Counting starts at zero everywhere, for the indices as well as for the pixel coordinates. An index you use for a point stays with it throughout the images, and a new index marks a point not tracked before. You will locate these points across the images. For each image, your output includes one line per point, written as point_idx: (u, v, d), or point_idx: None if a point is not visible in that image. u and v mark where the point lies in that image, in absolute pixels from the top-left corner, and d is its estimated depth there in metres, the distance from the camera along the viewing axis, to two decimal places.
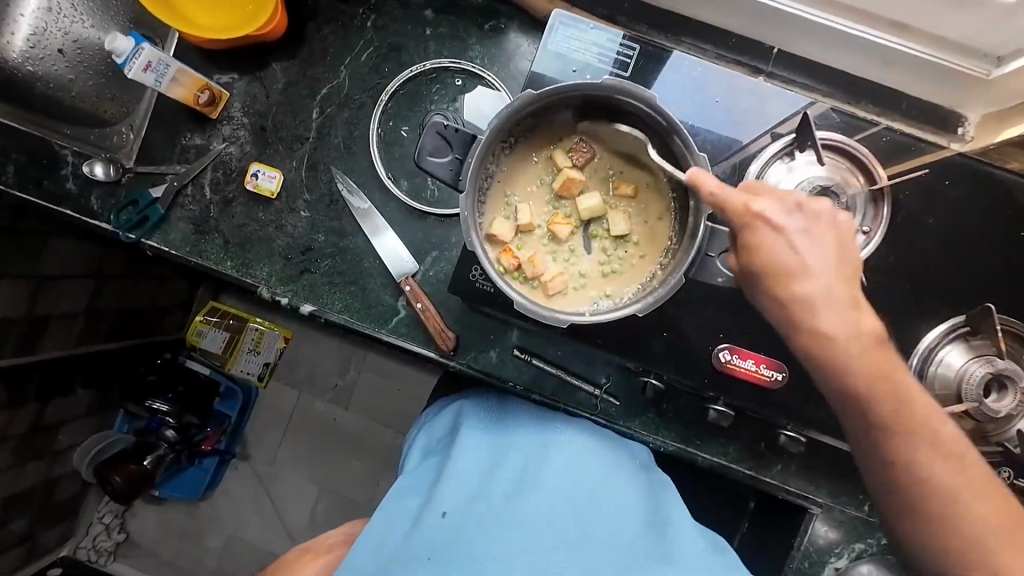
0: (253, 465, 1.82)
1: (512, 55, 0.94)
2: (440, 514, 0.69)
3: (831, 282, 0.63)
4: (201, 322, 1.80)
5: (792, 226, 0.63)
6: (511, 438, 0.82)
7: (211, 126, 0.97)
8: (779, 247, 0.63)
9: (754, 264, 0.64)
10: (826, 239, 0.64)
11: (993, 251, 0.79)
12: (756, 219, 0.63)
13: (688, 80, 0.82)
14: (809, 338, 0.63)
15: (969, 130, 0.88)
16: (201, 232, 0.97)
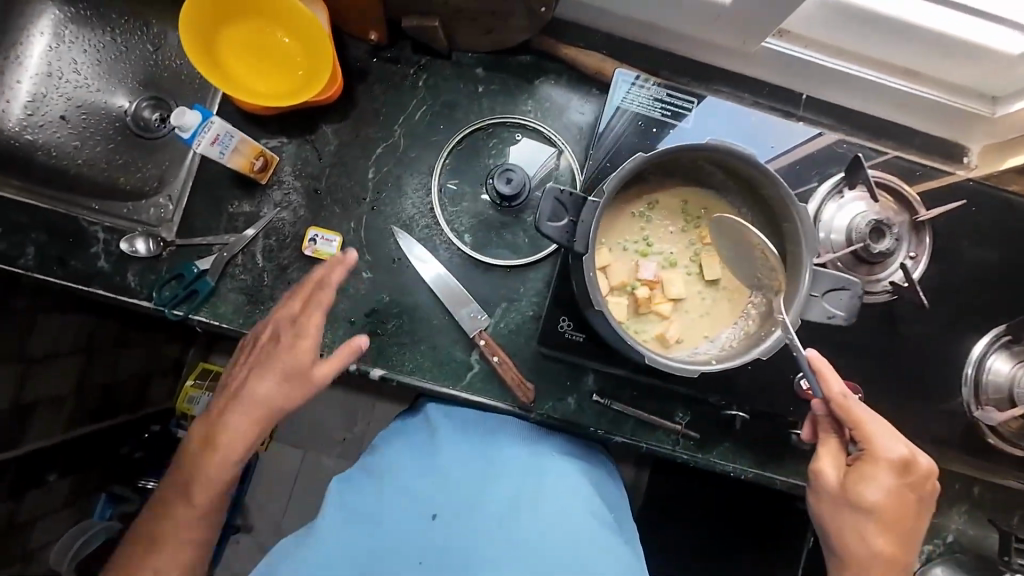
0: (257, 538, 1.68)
1: (564, 108, 0.98)
2: (428, 515, 0.77)
3: (898, 521, 0.73)
4: (191, 387, 1.58)
5: (889, 483, 0.72)
6: (500, 452, 0.86)
7: (260, 192, 0.94)
8: (872, 491, 0.72)
9: (849, 485, 0.74)
10: (906, 500, 0.74)
11: (1013, 266, 0.89)
12: (874, 462, 0.73)
13: (741, 128, 0.90)
14: (850, 537, 0.74)
15: (973, 159, 0.98)
16: (256, 302, 0.92)
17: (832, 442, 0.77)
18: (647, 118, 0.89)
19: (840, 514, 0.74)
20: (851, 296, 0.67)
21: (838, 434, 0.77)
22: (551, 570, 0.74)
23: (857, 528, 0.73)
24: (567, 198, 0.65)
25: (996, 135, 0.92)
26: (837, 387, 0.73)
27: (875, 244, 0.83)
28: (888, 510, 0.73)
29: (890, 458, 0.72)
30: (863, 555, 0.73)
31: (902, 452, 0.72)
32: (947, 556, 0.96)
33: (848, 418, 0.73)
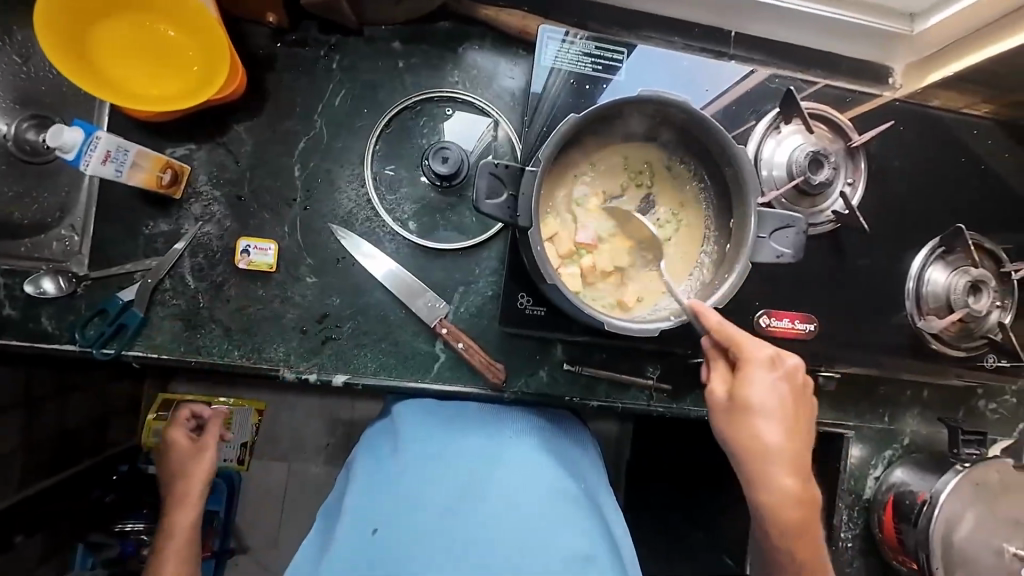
0: (257, 556, 1.65)
1: (493, 75, 0.92)
2: (371, 530, 0.70)
3: (790, 423, 0.67)
4: (153, 420, 1.51)
5: (772, 383, 0.67)
6: (454, 446, 0.79)
7: (176, 208, 0.85)
8: (755, 394, 0.67)
9: (736, 397, 0.68)
10: (795, 408, 0.67)
11: (941, 178, 0.93)
12: (750, 365, 0.67)
13: (677, 74, 0.87)
14: (749, 457, 0.67)
15: (898, 79, 0.99)
16: (195, 327, 0.86)
17: (717, 363, 0.71)
18: (579, 75, 0.85)
19: (734, 434, 0.68)
20: (796, 231, 0.68)
21: (718, 352, 0.72)
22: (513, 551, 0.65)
23: (750, 440, 0.67)
24: (504, 172, 0.62)
25: (917, 52, 0.94)
26: (714, 315, 0.68)
27: (814, 176, 0.85)
28: (776, 414, 0.66)
29: (761, 359, 0.67)
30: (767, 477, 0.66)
31: (767, 349, 0.68)
32: (903, 458, 1.04)
33: (722, 334, 0.68)
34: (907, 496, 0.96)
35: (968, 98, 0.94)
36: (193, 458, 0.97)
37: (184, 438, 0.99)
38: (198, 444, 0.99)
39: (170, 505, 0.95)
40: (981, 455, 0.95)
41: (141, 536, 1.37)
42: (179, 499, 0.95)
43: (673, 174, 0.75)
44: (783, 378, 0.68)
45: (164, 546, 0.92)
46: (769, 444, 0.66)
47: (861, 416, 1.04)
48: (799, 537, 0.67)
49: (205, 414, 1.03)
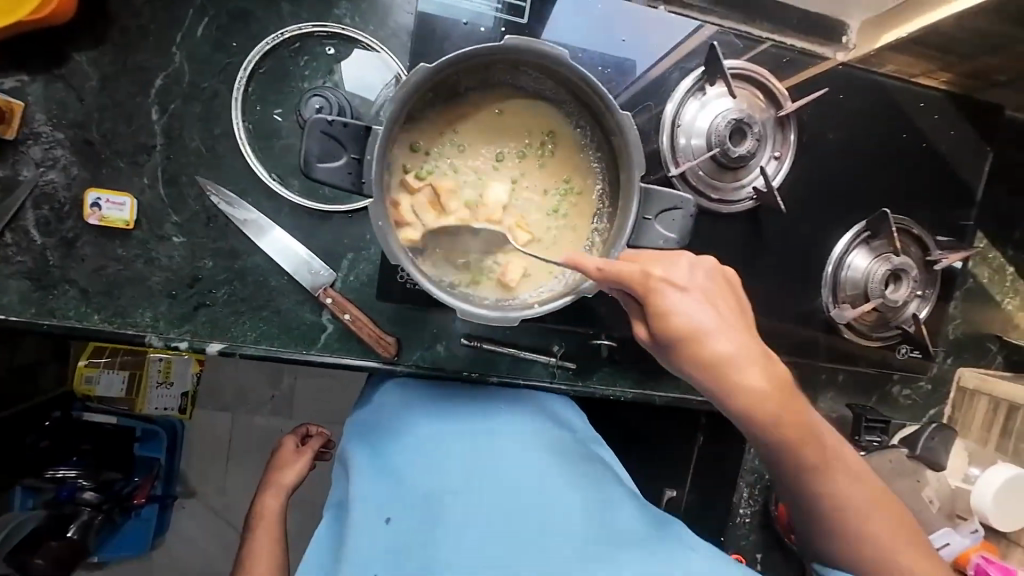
0: (202, 498, 1.58)
1: (386, 7, 0.80)
2: (382, 519, 0.70)
3: (733, 327, 0.60)
4: (86, 367, 1.45)
5: (692, 292, 0.59)
6: (444, 434, 0.79)
7: (11, 151, 0.74)
8: (676, 311, 0.58)
9: (666, 339, 0.59)
10: (715, 303, 0.60)
11: (867, 158, 0.87)
12: (658, 285, 0.58)
13: (594, 20, 0.79)
14: (711, 378, 0.60)
15: (852, 37, 0.87)
16: (45, 287, 0.77)
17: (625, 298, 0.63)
18: (478, 17, 0.76)
19: (673, 356, 0.61)
20: (683, 215, 0.62)
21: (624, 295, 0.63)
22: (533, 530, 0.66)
23: (694, 361, 0.59)
24: (339, 131, 0.53)
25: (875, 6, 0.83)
26: (592, 263, 0.58)
27: (735, 147, 0.77)
28: (714, 316, 0.59)
29: (649, 278, 0.58)
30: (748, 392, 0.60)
31: (654, 269, 0.58)
32: None
33: (612, 280, 0.58)
34: None
35: (922, 65, 0.85)
36: (292, 463, 0.96)
37: (293, 446, 0.98)
38: (302, 450, 0.99)
39: (260, 489, 0.93)
40: (880, 443, 0.95)
41: (77, 480, 1.36)
42: (275, 486, 0.94)
43: (566, 141, 0.67)
44: (693, 283, 0.60)
45: (256, 525, 0.90)
46: (734, 357, 0.59)
47: None
48: (801, 430, 0.62)
49: (315, 433, 1.02)
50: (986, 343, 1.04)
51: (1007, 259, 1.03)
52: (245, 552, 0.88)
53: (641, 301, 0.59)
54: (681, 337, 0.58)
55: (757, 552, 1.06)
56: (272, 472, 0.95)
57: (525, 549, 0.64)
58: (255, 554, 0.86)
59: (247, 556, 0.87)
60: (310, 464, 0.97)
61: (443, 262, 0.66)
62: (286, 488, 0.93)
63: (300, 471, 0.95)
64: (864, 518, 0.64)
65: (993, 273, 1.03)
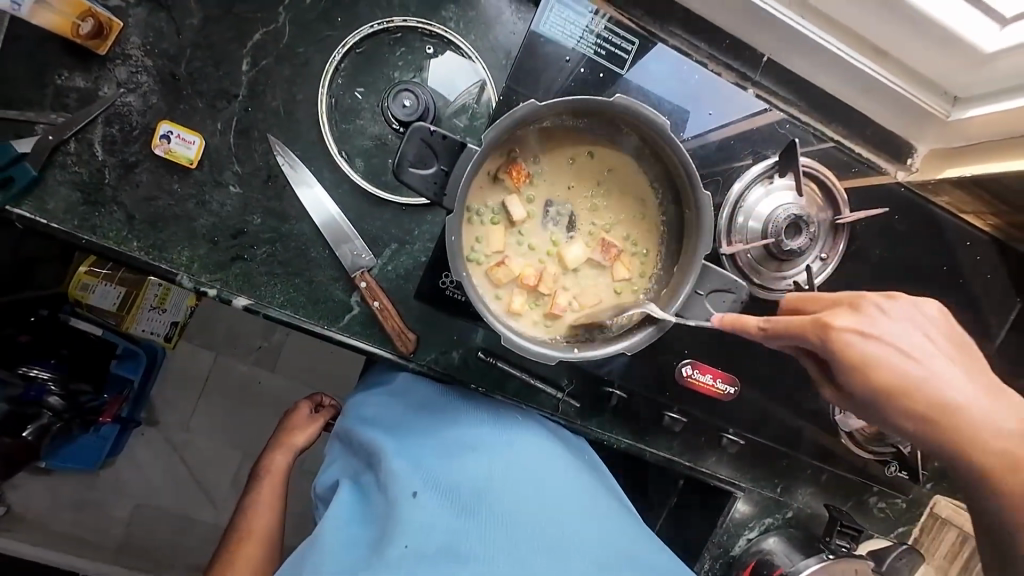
0: (165, 430, 1.57)
1: (492, 23, 0.82)
2: (411, 494, 0.70)
3: (953, 369, 0.57)
4: (84, 273, 1.38)
5: (892, 329, 0.57)
6: (469, 436, 0.82)
7: (97, 65, 0.74)
8: (870, 347, 0.56)
9: (861, 388, 0.57)
10: (927, 330, 0.58)
11: (903, 278, 0.90)
12: (843, 337, 0.57)
13: (686, 84, 0.82)
14: (922, 428, 0.56)
15: (916, 161, 0.92)
16: (94, 203, 0.77)
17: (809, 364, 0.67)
18: (578, 56, 0.78)
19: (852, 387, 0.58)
20: (733, 299, 0.65)
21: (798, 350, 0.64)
22: (558, 546, 0.71)
23: (879, 391, 0.57)
24: (438, 143, 0.55)
25: (946, 139, 0.87)
26: (752, 321, 0.62)
27: (788, 241, 0.79)
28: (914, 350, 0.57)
29: (825, 326, 0.58)
30: (974, 433, 0.55)
31: (835, 318, 0.58)
32: (780, 528, 1.04)
33: (775, 331, 0.60)
34: (766, 565, 0.97)
35: (974, 205, 0.89)
36: (304, 427, 1.02)
37: (305, 413, 1.04)
38: (314, 418, 1.04)
39: (270, 445, 0.99)
40: (848, 549, 0.97)
41: (46, 383, 1.29)
42: (285, 444, 0.99)
43: (637, 195, 0.70)
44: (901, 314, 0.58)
45: (263, 478, 0.95)
46: (966, 406, 0.55)
47: (757, 482, 1.03)
48: None
49: (327, 404, 1.07)
50: None
51: None
52: (248, 501, 0.93)
53: (830, 351, 0.58)
54: (883, 391, 0.57)
55: None
56: (283, 432, 1.01)
57: (552, 560, 0.69)
58: (257, 503, 0.92)
59: (251, 504, 0.93)
60: (321, 431, 1.03)
61: (501, 280, 0.67)
62: (295, 449, 0.99)
63: (311, 437, 1.01)
64: None
65: None
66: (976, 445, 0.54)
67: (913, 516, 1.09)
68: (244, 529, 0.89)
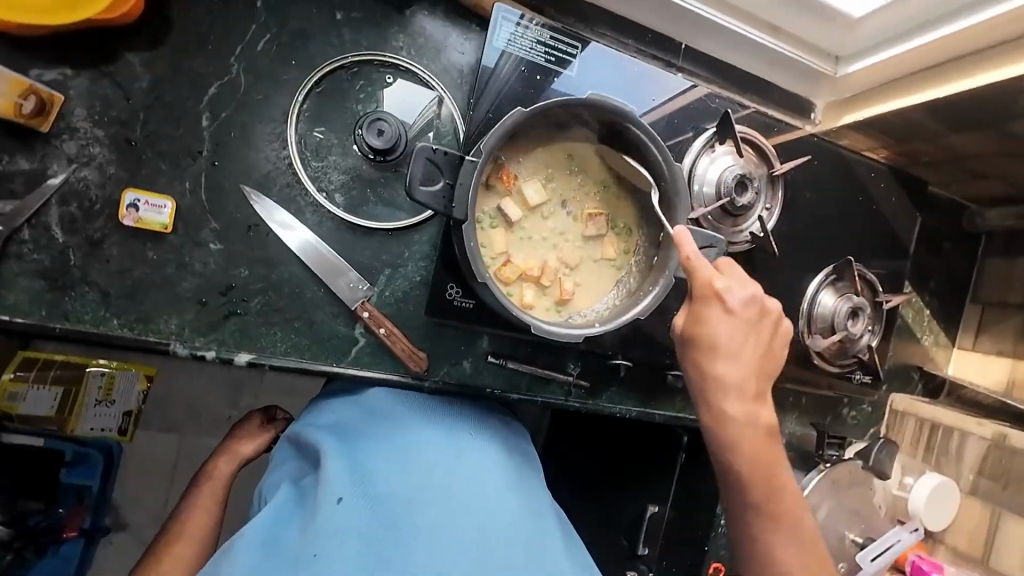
0: (136, 533, 1.41)
1: (441, 46, 0.87)
2: (337, 498, 0.68)
3: (745, 360, 0.71)
4: (9, 381, 1.25)
5: (738, 300, 0.70)
6: (418, 441, 0.78)
7: (42, 144, 0.71)
8: (711, 312, 0.70)
9: (687, 335, 0.72)
10: (756, 334, 0.71)
11: (831, 214, 1.05)
12: (707, 297, 0.70)
13: (628, 77, 0.91)
14: (699, 383, 0.72)
15: (818, 115, 1.08)
16: (61, 289, 0.72)
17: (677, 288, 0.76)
18: (530, 65, 0.85)
19: (688, 318, 0.72)
20: (716, 251, 0.76)
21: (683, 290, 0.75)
22: (480, 555, 0.65)
23: (701, 335, 0.71)
24: (442, 160, 0.59)
25: (838, 92, 1.03)
26: (688, 250, 0.68)
27: (739, 198, 0.90)
28: (737, 352, 0.70)
29: (707, 286, 0.69)
30: (725, 405, 0.71)
31: (716, 279, 0.69)
32: None
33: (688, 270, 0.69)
34: None
35: (869, 143, 1.07)
36: (253, 437, 1.01)
37: (256, 422, 1.03)
38: (265, 429, 1.03)
39: (216, 449, 0.98)
40: (838, 456, 1.10)
41: None
42: (231, 453, 0.98)
43: (613, 179, 0.77)
44: (755, 306, 0.71)
45: (203, 485, 0.95)
46: (731, 384, 0.71)
47: None
48: (769, 482, 0.72)
49: (281, 417, 1.05)
50: (912, 372, 1.30)
51: (923, 301, 1.29)
52: (186, 503, 0.93)
53: (693, 296, 0.71)
54: (705, 346, 0.71)
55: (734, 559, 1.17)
56: (231, 439, 1.00)
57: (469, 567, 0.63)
58: (193, 508, 0.92)
59: (186, 508, 0.92)
60: (270, 443, 1.01)
61: (511, 277, 0.73)
62: (240, 458, 0.97)
63: (259, 447, 1.00)
64: (779, 518, 0.73)
65: (915, 313, 1.29)
66: (732, 433, 0.72)
67: (878, 416, 1.27)
68: (174, 532, 0.89)
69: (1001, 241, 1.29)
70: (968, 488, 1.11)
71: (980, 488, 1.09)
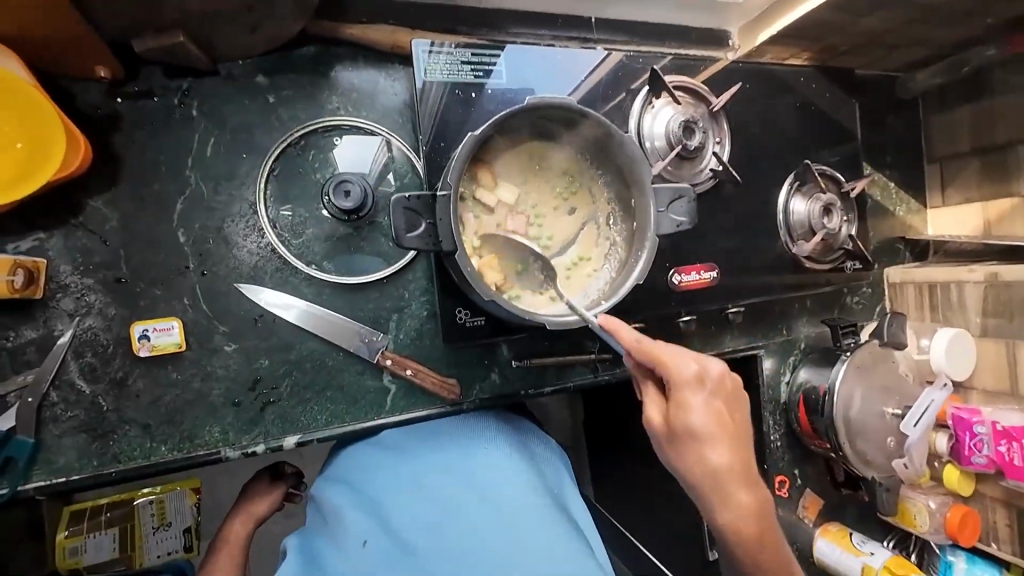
0: None
1: (374, 93, 0.89)
2: (359, 542, 0.70)
3: (749, 473, 0.74)
4: (66, 539, 1.22)
5: (710, 409, 0.72)
6: (426, 462, 0.79)
7: (41, 309, 0.73)
8: (693, 417, 0.72)
9: (667, 418, 0.74)
10: (739, 430, 0.75)
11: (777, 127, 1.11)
12: (681, 403, 0.72)
13: (556, 66, 0.93)
14: (683, 455, 0.73)
15: (734, 41, 1.14)
16: (103, 435, 0.75)
17: (650, 389, 0.76)
18: (461, 85, 0.88)
19: (660, 408, 0.75)
20: (688, 200, 0.77)
21: (646, 374, 0.77)
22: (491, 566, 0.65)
23: (669, 414, 0.74)
24: (418, 204, 0.63)
25: (746, 15, 1.10)
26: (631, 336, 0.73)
27: (689, 141, 0.95)
28: (717, 433, 0.72)
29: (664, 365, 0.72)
30: (725, 473, 0.72)
31: (684, 392, 0.72)
32: (804, 360, 1.22)
33: (646, 353, 0.72)
34: (812, 390, 1.14)
35: (791, 52, 1.12)
36: (265, 496, 1.03)
37: (266, 480, 1.05)
38: (275, 485, 1.05)
39: (231, 512, 1.01)
40: (856, 342, 1.17)
41: None
42: (245, 514, 1.01)
43: (573, 165, 0.81)
44: (738, 432, 0.74)
45: (221, 548, 0.98)
46: (723, 467, 0.72)
47: (766, 335, 1.20)
48: (761, 524, 0.75)
49: (289, 472, 1.06)
50: (897, 244, 1.37)
51: (886, 177, 1.36)
52: (205, 568, 0.96)
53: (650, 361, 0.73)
54: (685, 426, 0.72)
55: (793, 468, 1.23)
56: (245, 501, 1.03)
57: None
58: (213, 573, 0.95)
59: (207, 573, 0.96)
60: (281, 499, 1.04)
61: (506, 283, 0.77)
62: (255, 517, 1.01)
63: (273, 507, 1.03)
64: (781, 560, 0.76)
65: (882, 191, 1.36)
66: (734, 497, 0.73)
67: (880, 294, 1.34)
68: None
69: (937, 97, 1.35)
70: (979, 332, 1.18)
71: (990, 328, 1.15)
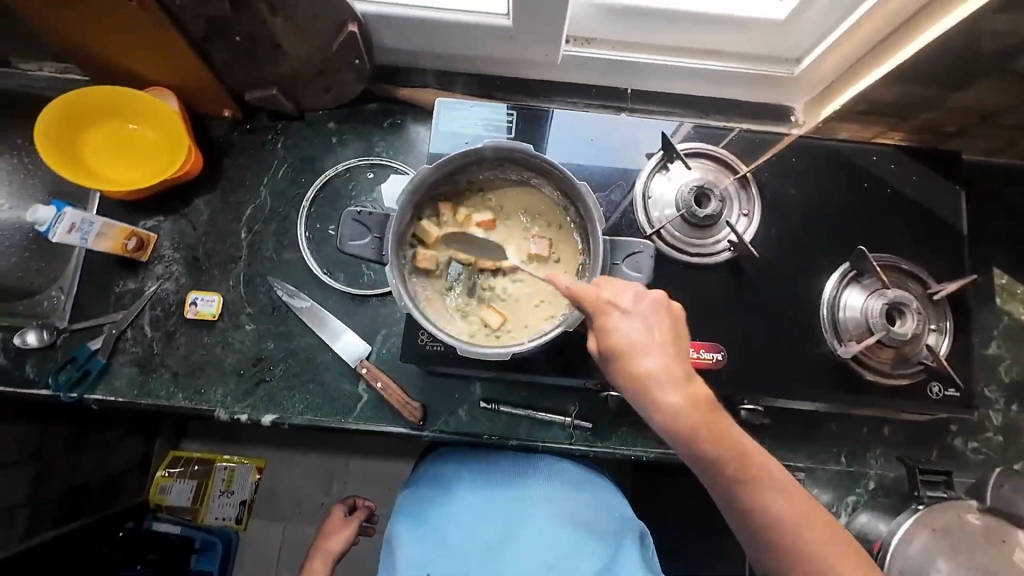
0: None
1: (415, 142, 1.06)
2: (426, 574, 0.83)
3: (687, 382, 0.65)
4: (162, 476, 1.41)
5: (632, 325, 0.67)
6: (478, 502, 0.89)
7: (143, 269, 1.00)
8: (616, 334, 0.67)
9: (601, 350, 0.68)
10: (670, 339, 0.67)
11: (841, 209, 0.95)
12: (604, 318, 0.68)
13: (570, 127, 0.96)
14: (617, 375, 0.67)
15: (799, 116, 1.06)
16: (148, 372, 0.97)
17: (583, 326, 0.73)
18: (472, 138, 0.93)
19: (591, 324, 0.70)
20: (644, 255, 0.78)
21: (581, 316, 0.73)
22: None
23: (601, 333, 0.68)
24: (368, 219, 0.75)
25: (810, 89, 1.01)
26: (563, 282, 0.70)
27: (700, 208, 0.89)
28: (646, 346, 0.66)
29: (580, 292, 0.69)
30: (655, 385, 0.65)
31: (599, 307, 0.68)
32: (868, 502, 0.93)
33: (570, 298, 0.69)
34: (864, 545, 0.85)
35: (872, 129, 0.98)
36: (338, 532, 1.10)
37: (341, 514, 1.13)
38: (348, 520, 1.12)
39: (311, 551, 1.07)
40: (945, 496, 0.85)
41: None
42: (322, 552, 1.07)
43: (540, 207, 0.83)
44: (669, 340, 0.67)
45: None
46: (654, 378, 0.65)
47: (816, 457, 0.96)
48: (729, 445, 0.63)
49: (359, 505, 1.16)
50: None
51: None
52: None
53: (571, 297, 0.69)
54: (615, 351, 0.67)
55: None
56: (321, 536, 1.09)
57: None
58: None
59: None
60: (353, 536, 1.11)
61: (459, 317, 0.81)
62: (332, 554, 1.07)
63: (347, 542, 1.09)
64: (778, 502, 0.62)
65: None
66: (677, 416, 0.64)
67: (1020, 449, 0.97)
68: None
69: None
70: None
71: None
